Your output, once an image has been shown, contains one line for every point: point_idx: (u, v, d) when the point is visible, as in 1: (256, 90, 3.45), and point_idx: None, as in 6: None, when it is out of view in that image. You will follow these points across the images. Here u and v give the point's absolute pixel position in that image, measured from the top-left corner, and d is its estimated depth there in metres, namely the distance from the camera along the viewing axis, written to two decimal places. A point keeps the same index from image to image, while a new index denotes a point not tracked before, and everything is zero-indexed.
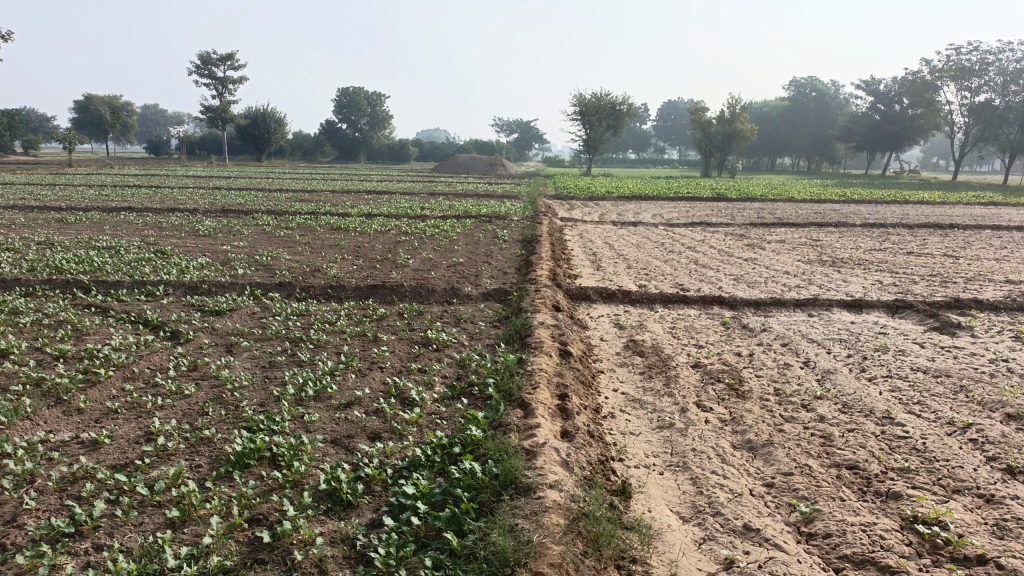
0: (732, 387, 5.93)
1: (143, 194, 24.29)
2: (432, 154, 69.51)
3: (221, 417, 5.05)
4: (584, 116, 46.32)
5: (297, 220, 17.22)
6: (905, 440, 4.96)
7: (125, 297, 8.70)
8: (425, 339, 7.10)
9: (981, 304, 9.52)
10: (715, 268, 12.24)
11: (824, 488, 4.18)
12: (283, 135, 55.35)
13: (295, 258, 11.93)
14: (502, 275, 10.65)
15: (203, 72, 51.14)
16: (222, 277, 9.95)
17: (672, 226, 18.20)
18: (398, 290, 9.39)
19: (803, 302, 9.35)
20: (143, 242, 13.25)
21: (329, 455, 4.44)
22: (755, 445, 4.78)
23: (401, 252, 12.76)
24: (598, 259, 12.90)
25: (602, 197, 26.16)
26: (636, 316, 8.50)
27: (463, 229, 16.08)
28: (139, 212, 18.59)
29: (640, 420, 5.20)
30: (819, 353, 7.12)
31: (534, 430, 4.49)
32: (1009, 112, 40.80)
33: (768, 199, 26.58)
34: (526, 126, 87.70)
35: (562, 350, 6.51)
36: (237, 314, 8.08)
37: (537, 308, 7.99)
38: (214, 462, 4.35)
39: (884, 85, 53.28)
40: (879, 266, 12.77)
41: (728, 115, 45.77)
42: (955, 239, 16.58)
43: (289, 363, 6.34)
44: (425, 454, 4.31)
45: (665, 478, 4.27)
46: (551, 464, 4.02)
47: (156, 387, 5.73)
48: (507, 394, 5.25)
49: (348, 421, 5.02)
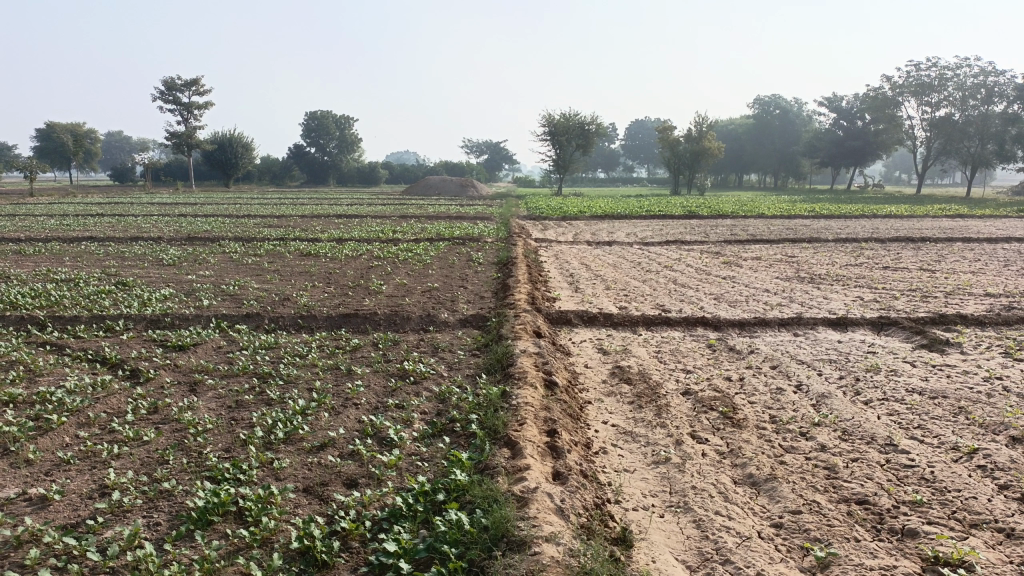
0: (727, 416, 5.65)
1: (106, 222, 23.71)
2: (402, 177, 69.17)
3: (183, 466, 4.67)
4: (554, 136, 46.36)
5: (265, 247, 16.79)
6: (913, 469, 4.72)
7: (82, 333, 8.25)
8: (401, 371, 6.75)
9: (965, 318, 9.39)
10: (695, 287, 12.03)
11: (836, 528, 3.91)
12: (251, 160, 54.76)
13: (263, 287, 11.52)
14: (479, 300, 10.34)
15: (166, 98, 50.43)
16: (187, 309, 9.51)
17: (647, 245, 18.07)
18: (372, 318, 9.05)
19: (787, 321, 9.15)
20: (104, 274, 12.75)
21: (301, 507, 4.08)
22: (758, 481, 4.51)
23: (374, 278, 12.41)
24: (575, 281, 12.65)
25: (574, 216, 26.07)
26: (620, 340, 8.24)
27: (436, 252, 15.76)
28: (100, 242, 18.03)
29: (634, 455, 4.90)
30: (811, 374, 6.88)
31: (523, 473, 4.17)
32: (969, 125, 41.57)
33: (740, 215, 26.66)
34: (495, 147, 87.94)
35: (546, 380, 6.20)
36: (202, 349, 7.67)
37: (518, 335, 7.68)
38: (175, 519, 3.97)
39: (847, 102, 54.11)
40: (858, 282, 12.67)
41: (696, 132, 46.14)
42: (928, 253, 16.62)
43: (257, 402, 5.95)
44: (406, 503, 3.97)
45: (667, 521, 3.97)
46: (545, 513, 3.69)
47: (112, 433, 5.33)
48: (492, 432, 4.92)
49: (322, 466, 4.66)
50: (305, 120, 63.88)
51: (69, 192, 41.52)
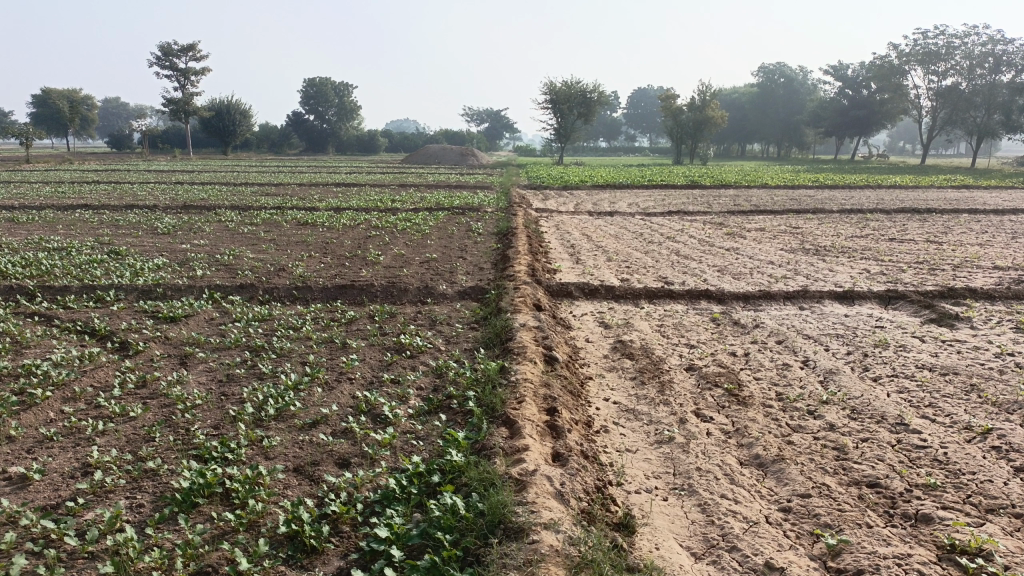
0: (732, 393, 5.49)
1: (102, 190, 23.42)
2: (402, 145, 68.51)
3: (170, 443, 4.51)
4: (555, 105, 45.78)
5: (261, 216, 16.54)
6: (925, 450, 4.55)
7: (72, 304, 8.06)
8: (397, 345, 6.58)
9: (974, 292, 9.19)
10: (698, 259, 11.82)
11: (847, 513, 3.76)
12: (249, 128, 54.15)
13: (259, 257, 11.31)
14: (478, 271, 10.14)
15: (163, 64, 49.75)
16: (179, 280, 9.32)
17: (649, 216, 17.82)
18: (368, 290, 8.84)
19: (793, 294, 8.95)
20: (97, 243, 12.53)
21: (290, 489, 3.92)
22: (765, 462, 4.34)
23: (371, 248, 12.19)
24: (576, 252, 12.46)
25: (575, 186, 25.77)
26: (621, 313, 8.06)
27: (435, 222, 15.49)
28: (95, 210, 17.77)
29: (636, 434, 4.74)
30: (818, 350, 6.71)
31: (522, 455, 4.01)
32: (975, 95, 40.93)
33: (743, 185, 26.34)
34: (496, 116, 87.20)
35: (546, 356, 6.02)
36: (194, 321, 7.49)
37: (518, 308, 7.49)
38: (159, 500, 3.81)
39: (852, 71, 53.35)
40: (865, 254, 12.44)
41: (699, 101, 45.51)
42: (934, 224, 16.36)
43: (248, 377, 5.78)
44: (399, 485, 3.81)
45: (671, 505, 3.82)
46: (544, 498, 3.52)
47: (98, 409, 5.17)
48: (489, 410, 4.76)
49: (313, 444, 4.49)
50: (303, 87, 63.07)
51: (65, 159, 41.08)
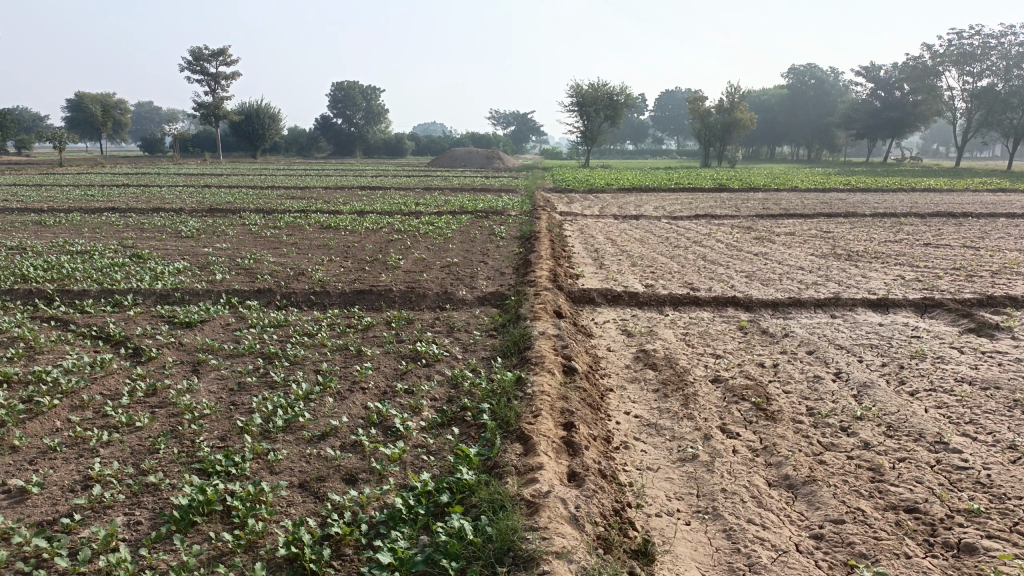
0: (760, 407, 5.24)
1: (130, 193, 23.60)
2: (429, 148, 68.62)
3: (173, 456, 4.37)
4: (581, 108, 45.57)
5: (285, 219, 16.52)
6: (966, 472, 4.28)
7: (89, 308, 8.00)
8: (413, 353, 6.41)
9: (1015, 301, 8.81)
10: (725, 264, 11.54)
11: (884, 542, 3.51)
12: (278, 131, 54.54)
13: (279, 261, 11.24)
14: (500, 276, 9.96)
15: (194, 68, 50.32)
16: (198, 284, 9.24)
17: (676, 220, 17.55)
18: (387, 295, 8.69)
19: (824, 301, 8.64)
20: (120, 246, 12.53)
21: (293, 507, 3.76)
22: (795, 483, 4.09)
23: (392, 252, 12.07)
24: (600, 256, 12.24)
25: (601, 189, 25.52)
26: (645, 321, 7.83)
27: (458, 225, 15.35)
28: (122, 213, 17.88)
29: (658, 451, 4.51)
30: (851, 361, 6.42)
31: (536, 474, 3.81)
32: (1013, 95, 39.81)
33: (772, 188, 25.91)
34: (523, 119, 87.18)
35: (566, 366, 5.82)
36: (210, 326, 7.37)
37: (538, 315, 7.29)
38: (157, 518, 3.67)
39: (885, 72, 52.40)
40: (898, 259, 12.08)
41: (727, 104, 45.03)
42: (971, 229, 15.91)
43: (259, 386, 5.64)
44: (405, 505, 3.62)
45: (694, 530, 3.59)
46: (558, 523, 3.32)
47: (105, 418, 5.05)
48: (503, 424, 4.56)
49: (320, 458, 4.32)
50: (331, 91, 63.45)
51: (98, 162, 41.60)
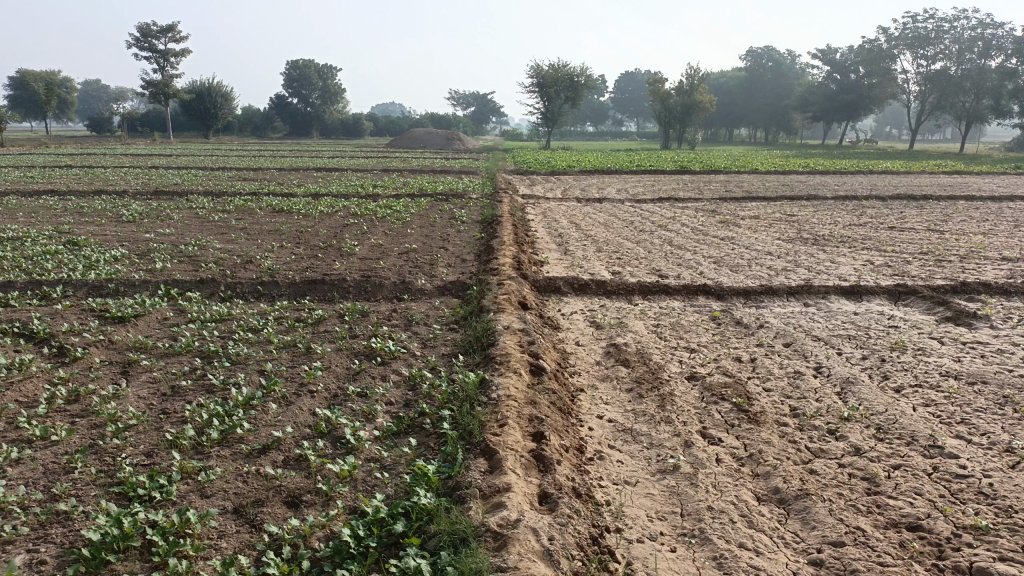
0: (741, 409, 4.87)
1: (72, 175, 22.52)
2: (386, 128, 67.37)
3: (93, 477, 3.85)
4: (542, 88, 44.90)
5: (236, 203, 15.80)
6: (966, 480, 3.95)
7: (13, 301, 7.34)
8: (368, 350, 5.91)
9: (989, 287, 8.60)
10: (693, 249, 11.22)
11: (890, 569, 3.16)
12: (231, 111, 53.03)
13: (226, 247, 10.60)
14: (460, 264, 9.48)
15: (143, 45, 48.61)
16: (136, 274, 8.59)
17: (639, 203, 17.21)
18: (340, 285, 8.15)
19: (796, 289, 8.33)
20: (56, 232, 11.74)
21: (225, 539, 3.28)
22: (787, 498, 3.73)
23: (347, 238, 11.51)
24: (564, 241, 11.84)
25: (562, 171, 25.05)
26: (614, 312, 7.44)
27: (417, 209, 14.80)
28: (61, 196, 16.92)
29: (635, 462, 4.12)
30: (831, 354, 6.10)
31: (502, 498, 3.39)
32: (965, 79, 40.30)
33: (733, 170, 25.75)
34: (484, 101, 86.41)
35: (533, 365, 5.39)
36: (145, 321, 6.79)
37: (502, 307, 6.84)
38: (65, 556, 3.16)
39: (841, 55, 52.73)
40: (866, 244, 11.89)
41: (687, 86, 44.79)
42: (933, 212, 15.82)
43: (196, 391, 5.11)
44: (354, 536, 3.16)
45: (681, 559, 3.20)
46: (530, 560, 2.91)
47: (18, 431, 4.48)
48: (466, 436, 4.13)
49: (259, 477, 3.84)
50: (286, 70, 61.77)
51: (41, 142, 39.76)
